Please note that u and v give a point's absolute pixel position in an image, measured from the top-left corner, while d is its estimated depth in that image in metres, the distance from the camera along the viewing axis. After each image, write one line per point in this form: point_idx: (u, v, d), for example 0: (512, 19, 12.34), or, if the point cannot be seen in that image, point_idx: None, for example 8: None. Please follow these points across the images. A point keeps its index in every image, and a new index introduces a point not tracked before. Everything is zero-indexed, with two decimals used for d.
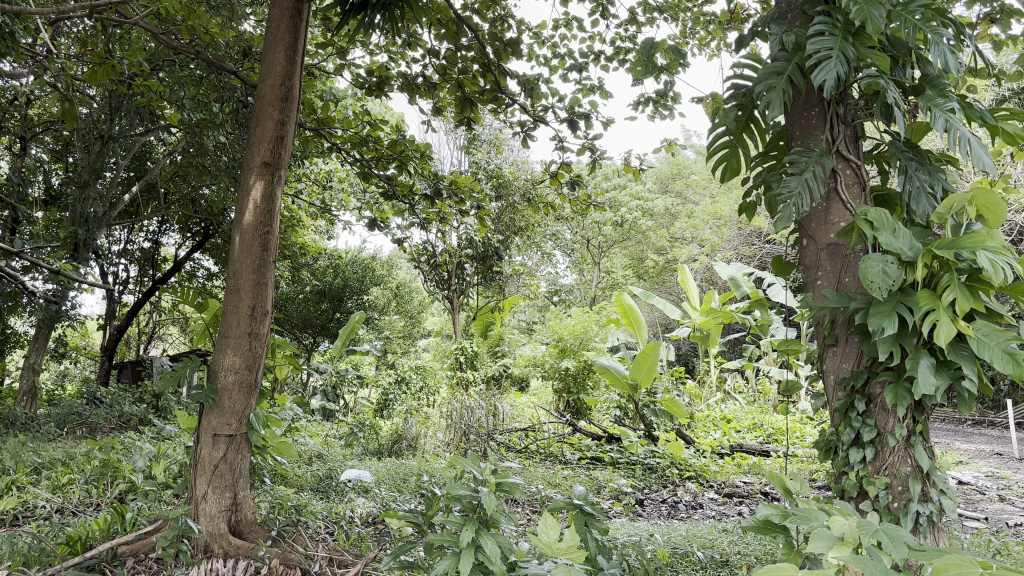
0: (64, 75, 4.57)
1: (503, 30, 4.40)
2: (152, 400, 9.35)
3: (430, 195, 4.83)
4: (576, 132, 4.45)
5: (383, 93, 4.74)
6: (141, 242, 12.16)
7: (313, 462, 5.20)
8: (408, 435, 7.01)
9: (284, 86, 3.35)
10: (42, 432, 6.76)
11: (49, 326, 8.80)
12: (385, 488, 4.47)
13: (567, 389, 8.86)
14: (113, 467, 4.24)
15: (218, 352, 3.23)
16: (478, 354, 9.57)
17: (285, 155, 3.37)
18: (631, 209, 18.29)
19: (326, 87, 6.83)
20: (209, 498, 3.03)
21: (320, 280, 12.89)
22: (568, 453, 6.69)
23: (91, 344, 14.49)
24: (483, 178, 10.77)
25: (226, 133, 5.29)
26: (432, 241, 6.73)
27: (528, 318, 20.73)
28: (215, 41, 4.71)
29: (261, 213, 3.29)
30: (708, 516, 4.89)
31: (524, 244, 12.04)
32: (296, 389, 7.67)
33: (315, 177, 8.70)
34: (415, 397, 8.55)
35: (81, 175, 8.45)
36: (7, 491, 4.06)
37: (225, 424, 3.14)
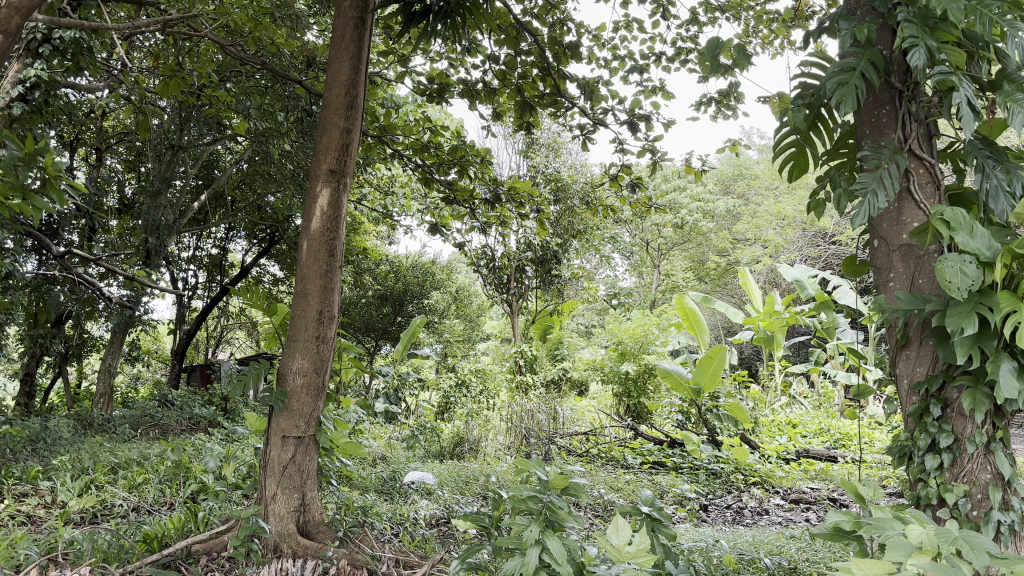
0: (138, 87, 4.74)
1: (562, 34, 4.41)
2: (220, 402, 9.58)
3: (489, 199, 4.86)
4: (637, 134, 4.43)
5: (443, 100, 4.77)
6: (210, 248, 12.50)
7: (377, 463, 5.27)
8: (469, 438, 7.07)
9: (349, 94, 3.41)
10: (118, 433, 7.02)
11: (123, 330, 9.09)
12: (448, 490, 4.50)
13: (627, 393, 8.81)
14: (185, 468, 4.36)
15: (286, 355, 3.29)
16: (538, 357, 9.58)
17: (350, 162, 3.43)
18: (691, 211, 18.09)
19: (387, 94, 6.92)
20: (278, 499, 3.10)
21: (382, 284, 13.07)
22: (629, 458, 6.65)
23: (161, 348, 14.92)
24: (542, 182, 10.77)
25: (291, 141, 5.40)
26: (490, 245, 6.75)
27: (587, 322, 20.65)
28: (281, 51, 4.82)
29: (328, 219, 3.34)
30: (774, 523, 4.80)
31: (582, 247, 12.00)
32: (358, 392, 7.77)
33: (377, 183, 8.82)
34: (476, 399, 8.60)
35: (153, 184, 8.73)
36: (86, 490, 4.22)
37: (293, 426, 3.20)
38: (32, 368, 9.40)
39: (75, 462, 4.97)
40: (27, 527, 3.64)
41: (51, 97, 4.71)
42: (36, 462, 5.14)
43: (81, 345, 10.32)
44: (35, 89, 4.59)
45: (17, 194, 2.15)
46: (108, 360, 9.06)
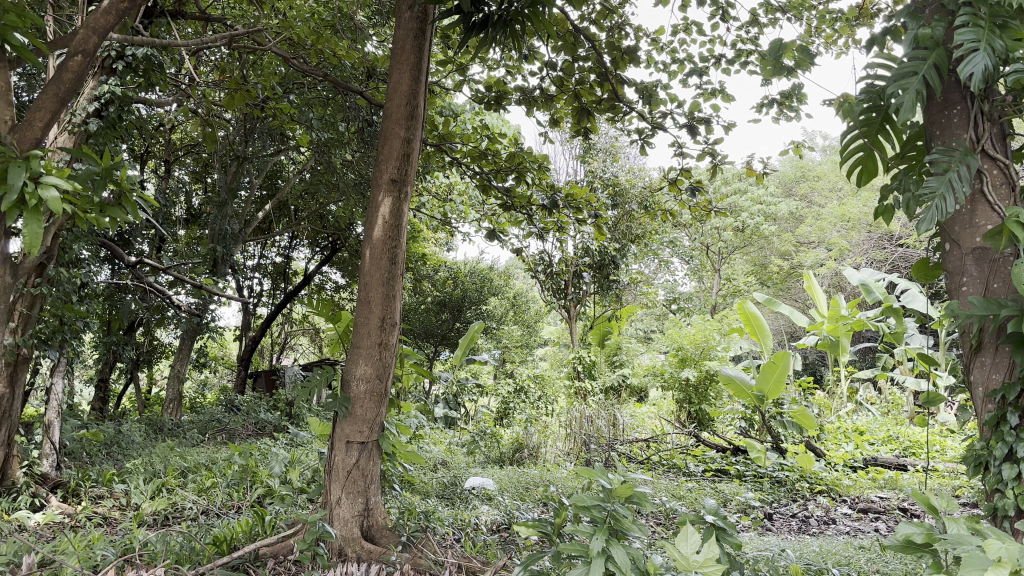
0: (205, 100, 4.87)
1: (620, 39, 4.41)
2: (285, 407, 9.78)
3: (547, 205, 4.86)
4: (696, 138, 4.40)
5: (501, 108, 4.80)
6: (274, 257, 12.77)
7: (437, 469, 5.31)
8: (528, 444, 7.09)
9: (410, 104, 3.45)
10: (187, 437, 7.24)
11: (191, 337, 9.35)
12: (509, 496, 4.51)
13: (688, 400, 8.72)
14: (252, 472, 4.46)
15: (350, 361, 3.34)
16: (597, 363, 9.53)
17: (411, 172, 3.47)
18: (752, 214, 17.82)
19: (445, 103, 6.99)
20: (343, 503, 3.15)
21: (440, 290, 13.21)
22: (691, 465, 6.57)
23: (228, 354, 15.30)
24: (600, 188, 10.74)
25: (353, 151, 5.50)
26: (548, 251, 6.75)
27: (646, 327, 20.49)
28: (343, 63, 4.90)
29: (389, 227, 3.39)
30: (841, 533, 4.69)
31: (641, 252, 11.91)
32: (418, 397, 7.83)
33: (436, 191, 8.90)
34: (535, 405, 8.61)
35: (219, 195, 8.96)
36: (158, 494, 4.36)
37: (357, 431, 3.25)
38: (106, 375, 9.74)
39: (147, 465, 5.14)
40: (104, 529, 3.77)
41: (124, 112, 4.77)
42: (111, 465, 5.33)
43: (151, 351, 10.65)
44: (110, 104, 4.67)
45: (94, 207, 2.24)
46: (177, 366, 9.32)
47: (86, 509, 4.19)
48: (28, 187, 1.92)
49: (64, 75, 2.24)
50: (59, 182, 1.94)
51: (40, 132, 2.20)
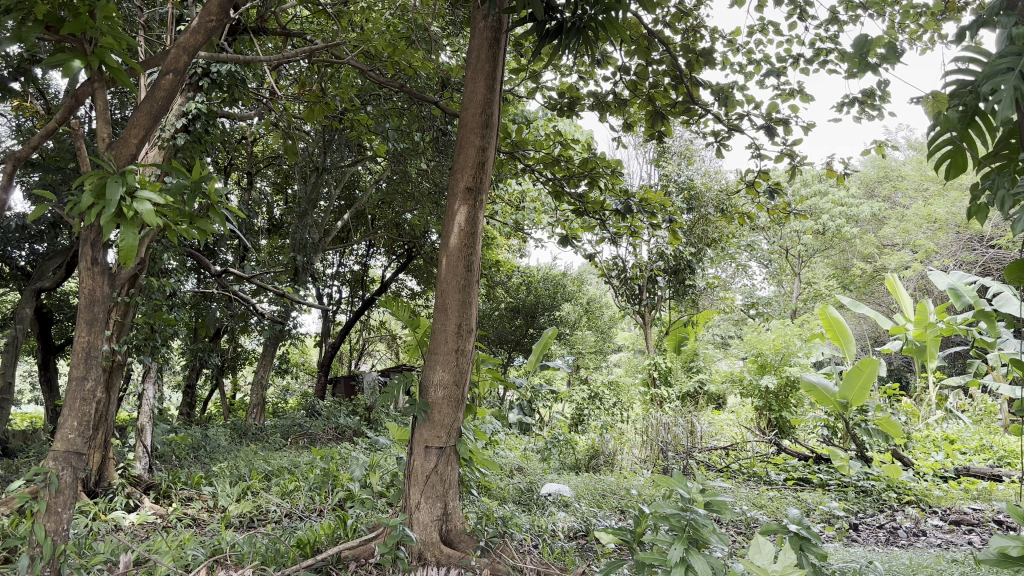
0: (286, 114, 5.00)
1: (696, 41, 4.36)
2: (363, 413, 9.95)
3: (621, 211, 4.81)
4: (775, 139, 4.31)
5: (575, 113, 4.79)
6: (351, 265, 13.04)
7: (513, 475, 5.34)
8: (605, 451, 7.06)
9: (485, 113, 3.48)
10: (270, 442, 7.43)
11: (274, 343, 9.61)
12: (586, 503, 4.49)
13: (768, 407, 8.53)
14: (333, 476, 4.55)
15: (428, 368, 3.39)
16: (672, 369, 9.40)
17: (486, 180, 3.49)
18: (833, 216, 17.39)
19: (517, 111, 7.02)
20: (422, 508, 3.18)
21: (514, 297, 13.50)
22: (773, 474, 6.42)
23: (308, 360, 15.66)
24: (675, 192, 10.60)
25: (427, 161, 5.57)
26: (622, 256, 6.70)
27: (723, 332, 20.17)
28: (418, 74, 4.97)
29: (465, 235, 3.42)
30: (933, 545, 4.52)
31: (718, 256, 11.71)
32: (493, 402, 7.86)
33: (509, 198, 8.94)
34: (610, 411, 8.56)
35: (299, 206, 9.18)
36: (243, 497, 4.50)
37: (435, 436, 3.28)
38: (193, 380, 10.08)
39: (233, 469, 5.30)
40: (194, 530, 3.92)
41: (210, 126, 4.93)
42: (199, 468, 5.52)
43: (236, 358, 10.98)
44: (197, 118, 4.84)
45: (185, 219, 2.33)
46: (260, 373, 9.56)
47: (176, 511, 4.36)
48: (125, 202, 2.01)
49: (156, 93, 2.39)
50: (154, 197, 2.03)
51: (136, 148, 2.32)
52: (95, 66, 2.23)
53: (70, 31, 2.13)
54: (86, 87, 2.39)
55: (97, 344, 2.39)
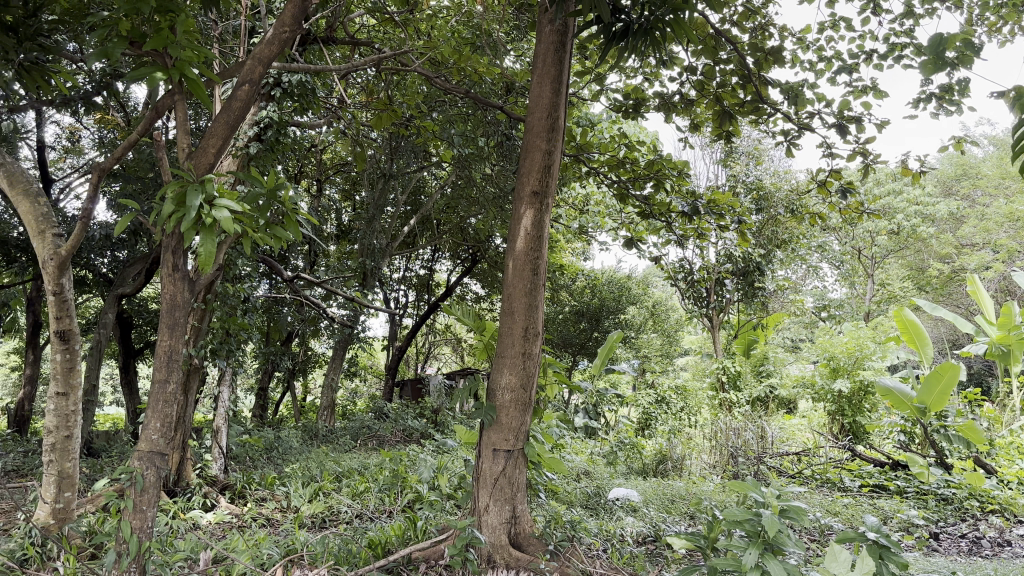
0: (354, 121, 5.08)
1: (764, 39, 4.30)
2: (431, 415, 10.04)
3: (688, 213, 4.75)
4: (847, 137, 4.22)
5: (640, 115, 4.76)
6: (417, 270, 13.19)
7: (581, 479, 5.32)
8: (673, 456, 7.00)
9: (551, 116, 3.48)
10: (340, 444, 7.56)
11: (343, 347, 9.76)
12: (654, 508, 4.44)
13: (842, 412, 8.32)
14: (401, 478, 4.60)
15: (495, 372, 3.41)
16: (742, 373, 9.25)
17: (553, 183, 3.49)
18: (908, 216, 16.88)
19: (581, 114, 7.00)
20: (491, 510, 3.20)
21: (578, 299, 13.42)
22: (847, 480, 6.25)
23: (376, 364, 15.89)
24: (743, 193, 10.41)
25: (492, 165, 5.60)
26: (689, 258, 6.62)
27: (793, 335, 19.76)
28: (483, 79, 4.98)
29: (531, 239, 3.43)
30: (1018, 556, 4.34)
31: (788, 258, 11.46)
32: (559, 405, 7.83)
33: (573, 202, 8.92)
34: (678, 416, 8.47)
35: (367, 211, 9.32)
36: (315, 497, 4.59)
37: (503, 439, 3.30)
38: (266, 383, 10.32)
39: (305, 470, 5.41)
40: (269, 529, 4.02)
41: (282, 134, 5.06)
42: (273, 469, 5.65)
43: (306, 361, 11.20)
44: (268, 127, 4.97)
45: (261, 226, 2.39)
46: (330, 376, 9.73)
47: (251, 510, 4.48)
48: (204, 210, 2.07)
49: (233, 103, 2.47)
50: (232, 204, 2.08)
51: (214, 157, 2.43)
52: (175, 79, 2.30)
53: (153, 46, 2.21)
54: (167, 100, 2.48)
55: (178, 348, 2.49)
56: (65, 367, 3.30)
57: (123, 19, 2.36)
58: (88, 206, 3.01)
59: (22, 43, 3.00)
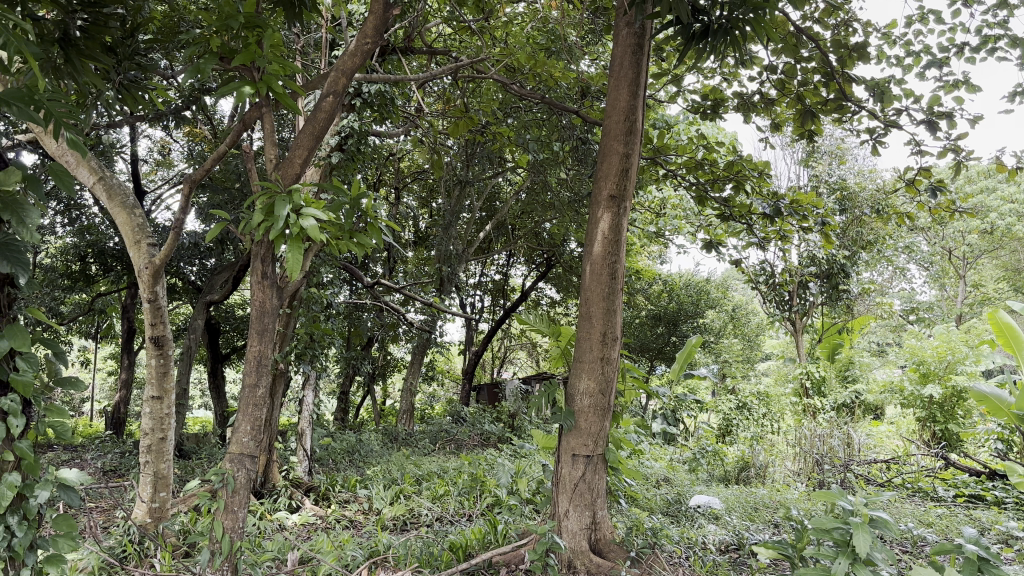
0: (432, 129, 5.14)
1: (848, 35, 4.19)
2: (507, 420, 10.08)
3: (770, 215, 4.65)
4: (937, 134, 4.08)
5: (719, 116, 4.69)
6: (493, 275, 13.27)
7: (660, 485, 5.26)
8: (755, 463, 6.88)
9: (628, 119, 3.45)
10: (420, 448, 7.66)
11: (421, 352, 9.89)
12: (737, 515, 4.34)
13: (933, 418, 8.01)
14: (481, 482, 4.63)
15: (574, 377, 3.40)
16: (826, 379, 8.98)
17: (631, 187, 3.46)
18: (1003, 214, 16.15)
19: (657, 116, 6.93)
20: (571, 516, 3.19)
21: (655, 304, 13.31)
22: (941, 490, 5.98)
23: (453, 368, 16.05)
24: (826, 193, 10.12)
25: (567, 169, 5.59)
26: (770, 261, 6.48)
27: (880, 339, 19.13)
28: (559, 85, 4.98)
29: (609, 243, 3.41)
30: None
31: (874, 259, 11.09)
32: (637, 410, 7.76)
33: (650, 205, 8.83)
34: (760, 422, 8.31)
35: (444, 218, 9.42)
36: (396, 500, 4.67)
37: (582, 445, 3.28)
38: (347, 387, 10.54)
39: (387, 473, 5.50)
40: (353, 531, 4.11)
41: (362, 144, 5.17)
42: (355, 472, 5.77)
43: (386, 366, 11.39)
44: (349, 137, 5.10)
45: (345, 234, 2.45)
46: (409, 381, 9.84)
47: (335, 512, 4.59)
48: (291, 220, 2.13)
49: (318, 114, 2.57)
50: (317, 213, 2.13)
51: (300, 168, 2.56)
52: (263, 92, 2.38)
53: (242, 61, 2.28)
54: (254, 112, 2.58)
55: (267, 353, 2.59)
56: (161, 372, 3.56)
57: (214, 35, 2.46)
58: (180, 217, 3.15)
59: (122, 61, 3.14)
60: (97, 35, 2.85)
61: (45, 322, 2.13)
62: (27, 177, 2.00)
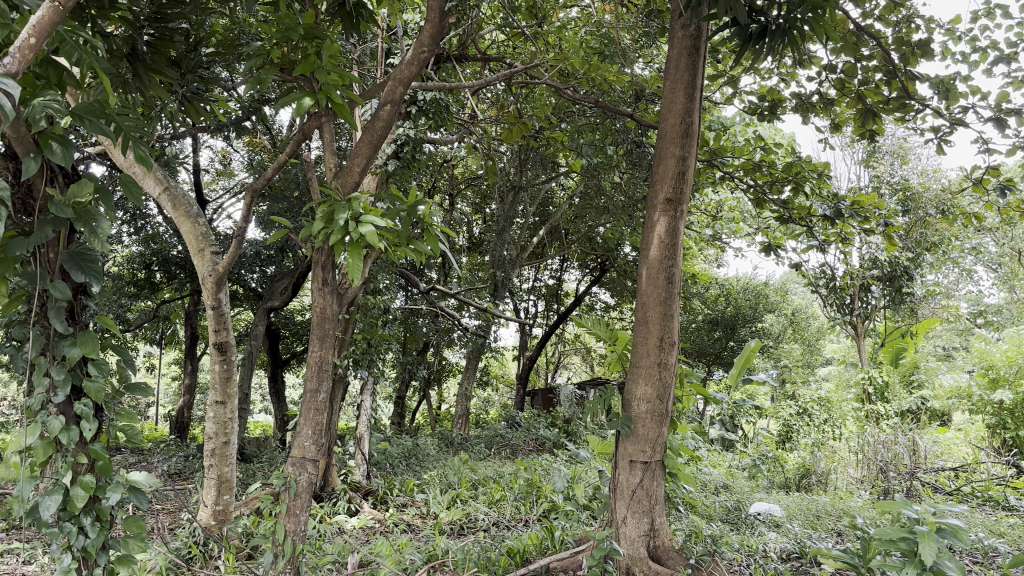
0: (486, 135, 5.17)
1: (911, 31, 4.09)
2: (563, 425, 10.05)
3: (830, 217, 4.55)
4: (1006, 131, 3.96)
5: (777, 117, 4.62)
6: (546, 280, 13.27)
7: (719, 492, 5.19)
8: (816, 470, 6.74)
9: (685, 122, 3.42)
10: (475, 453, 7.69)
11: (476, 356, 9.92)
12: (799, 523, 4.26)
13: (1003, 425, 7.74)
14: (537, 487, 4.63)
15: (631, 382, 3.38)
16: (890, 384, 8.75)
17: (688, 189, 3.43)
18: None
19: (712, 118, 6.86)
20: (629, 522, 3.18)
21: (712, 308, 13.18)
22: (1014, 498, 5.77)
23: (507, 373, 16.09)
24: (888, 193, 9.86)
25: (621, 173, 5.57)
26: (830, 263, 6.35)
27: (946, 343, 18.60)
28: (612, 88, 4.97)
29: (665, 247, 3.38)
30: None
31: (939, 260, 10.78)
32: (694, 416, 7.66)
33: (706, 208, 8.73)
34: (821, 428, 8.15)
35: (499, 223, 9.45)
36: (453, 505, 4.70)
37: (640, 451, 3.26)
38: (403, 392, 10.64)
39: (443, 477, 5.54)
40: (411, 535, 4.15)
41: (418, 152, 5.22)
42: (412, 476, 5.82)
43: (441, 371, 11.47)
44: (405, 145, 5.15)
45: (402, 241, 2.48)
46: (464, 386, 9.88)
47: (393, 516, 4.64)
48: (351, 227, 2.17)
49: (376, 123, 2.61)
50: (376, 219, 2.15)
51: (359, 176, 2.60)
52: (322, 103, 2.42)
53: (301, 71, 2.33)
54: (314, 122, 2.64)
55: (328, 358, 2.63)
56: (223, 378, 3.63)
57: (274, 48, 2.52)
58: (242, 225, 3.23)
59: (186, 74, 3.26)
60: (162, 50, 2.94)
61: (116, 329, 2.20)
62: (99, 188, 2.06)
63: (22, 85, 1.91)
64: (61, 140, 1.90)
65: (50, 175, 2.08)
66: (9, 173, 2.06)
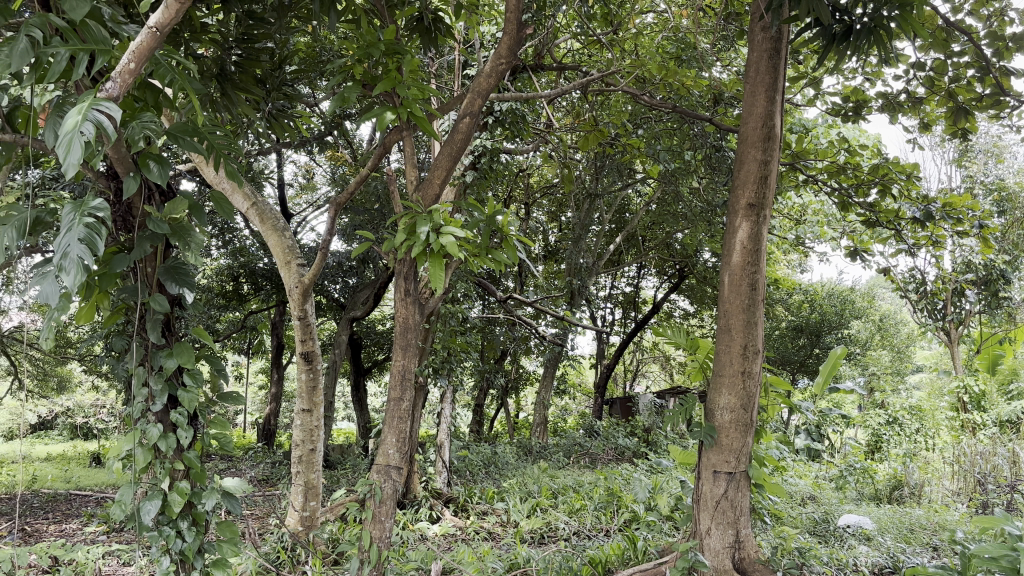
0: (562, 144, 5.17)
1: (1004, 25, 3.93)
2: (642, 433, 9.96)
3: (920, 219, 4.40)
4: None
5: (862, 117, 4.49)
6: (624, 287, 13.20)
7: (805, 503, 5.07)
8: (908, 481, 6.51)
9: (766, 125, 3.35)
10: (554, 462, 7.68)
11: (554, 365, 9.92)
12: (891, 536, 4.10)
13: None
14: (617, 496, 4.59)
15: (714, 391, 3.32)
16: (987, 393, 8.36)
17: (770, 194, 3.36)
18: None
19: (793, 122, 6.72)
20: (713, 534, 3.13)
21: (796, 315, 13.05)
22: None
23: (585, 381, 16.03)
24: (982, 192, 9.47)
25: (698, 179, 5.50)
26: (920, 268, 6.13)
27: None
28: (690, 93, 4.91)
29: (748, 252, 3.32)
30: None
31: None
32: (778, 426, 7.49)
33: (788, 212, 8.54)
34: (912, 438, 7.87)
35: (575, 230, 9.45)
36: (534, 514, 4.71)
37: (724, 461, 3.20)
38: (482, 400, 10.71)
39: (523, 485, 5.56)
40: (493, 543, 4.18)
41: (495, 162, 5.27)
42: (492, 483, 5.86)
43: (518, 379, 11.50)
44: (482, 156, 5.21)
45: (481, 251, 2.50)
46: (543, 395, 9.89)
47: (475, 523, 4.68)
48: (432, 238, 2.19)
49: (455, 136, 2.66)
50: (455, 230, 2.17)
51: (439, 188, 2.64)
52: (403, 116, 2.47)
53: (382, 87, 2.38)
54: (395, 136, 2.69)
55: (410, 367, 2.68)
56: (310, 386, 3.76)
57: (356, 64, 2.58)
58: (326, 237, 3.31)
59: (271, 92, 3.35)
60: (250, 69, 3.05)
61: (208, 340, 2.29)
62: (193, 205, 2.13)
63: (123, 107, 2.00)
64: (157, 159, 1.98)
65: (148, 193, 2.17)
66: (110, 192, 2.16)
